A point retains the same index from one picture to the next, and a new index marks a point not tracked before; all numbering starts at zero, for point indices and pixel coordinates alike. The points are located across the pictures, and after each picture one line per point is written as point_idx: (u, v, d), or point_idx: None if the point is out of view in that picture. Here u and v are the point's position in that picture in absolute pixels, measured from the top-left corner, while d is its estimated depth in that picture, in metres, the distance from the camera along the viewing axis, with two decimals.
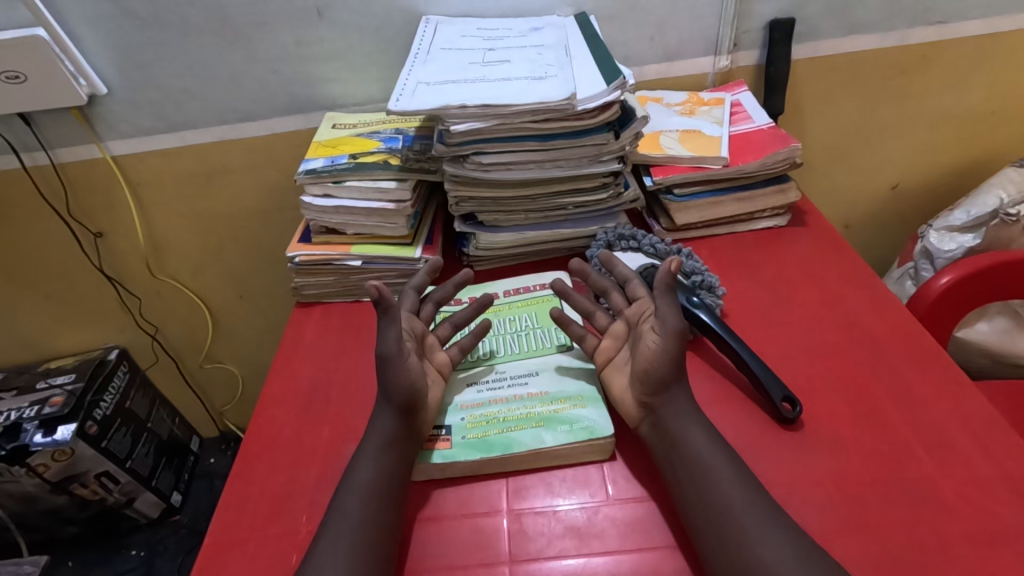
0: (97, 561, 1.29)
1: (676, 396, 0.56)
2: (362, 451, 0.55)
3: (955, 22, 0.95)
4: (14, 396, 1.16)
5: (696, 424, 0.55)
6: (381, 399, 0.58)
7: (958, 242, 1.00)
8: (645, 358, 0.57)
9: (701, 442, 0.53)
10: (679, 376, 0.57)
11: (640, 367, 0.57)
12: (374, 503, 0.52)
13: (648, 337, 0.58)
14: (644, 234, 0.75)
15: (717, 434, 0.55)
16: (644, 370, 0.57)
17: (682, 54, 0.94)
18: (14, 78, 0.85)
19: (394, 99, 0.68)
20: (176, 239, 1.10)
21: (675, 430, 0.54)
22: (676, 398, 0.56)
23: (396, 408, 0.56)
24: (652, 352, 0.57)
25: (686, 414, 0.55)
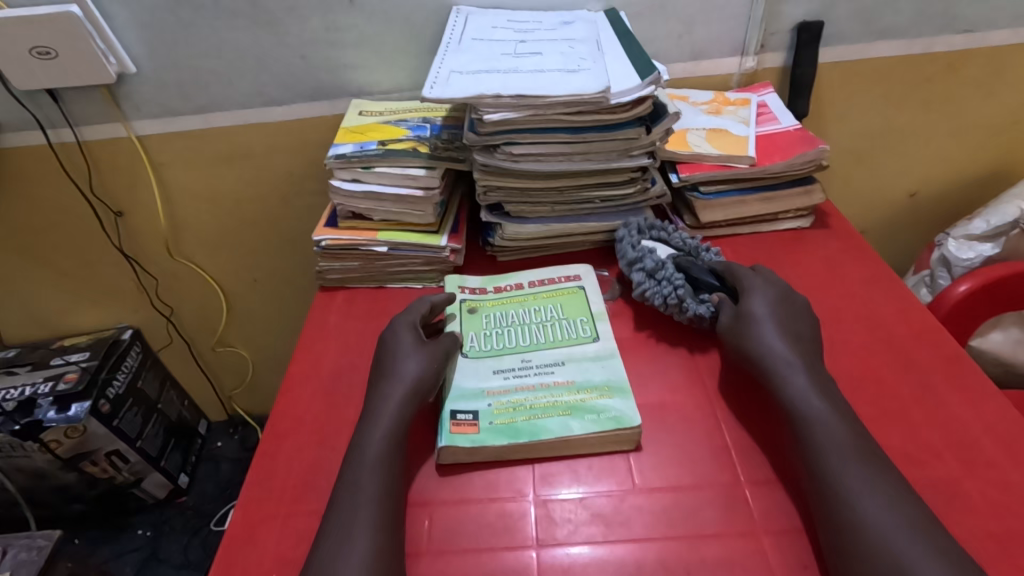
0: (103, 539, 1.30)
1: (799, 373, 0.57)
2: (370, 428, 0.56)
3: (982, 32, 0.95)
4: (29, 372, 1.16)
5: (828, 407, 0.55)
6: (390, 378, 0.60)
7: (977, 251, 1.00)
8: (759, 341, 0.60)
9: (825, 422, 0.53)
10: (800, 354, 0.59)
11: (757, 352, 0.59)
12: (384, 479, 0.52)
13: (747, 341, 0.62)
14: (666, 228, 0.75)
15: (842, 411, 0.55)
16: (763, 354, 0.59)
17: (708, 54, 0.94)
18: (45, 54, 0.85)
19: (428, 87, 0.68)
20: (196, 221, 1.10)
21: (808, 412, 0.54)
22: (800, 377, 0.57)
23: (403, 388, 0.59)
24: (767, 334, 0.60)
25: (808, 389, 0.56)
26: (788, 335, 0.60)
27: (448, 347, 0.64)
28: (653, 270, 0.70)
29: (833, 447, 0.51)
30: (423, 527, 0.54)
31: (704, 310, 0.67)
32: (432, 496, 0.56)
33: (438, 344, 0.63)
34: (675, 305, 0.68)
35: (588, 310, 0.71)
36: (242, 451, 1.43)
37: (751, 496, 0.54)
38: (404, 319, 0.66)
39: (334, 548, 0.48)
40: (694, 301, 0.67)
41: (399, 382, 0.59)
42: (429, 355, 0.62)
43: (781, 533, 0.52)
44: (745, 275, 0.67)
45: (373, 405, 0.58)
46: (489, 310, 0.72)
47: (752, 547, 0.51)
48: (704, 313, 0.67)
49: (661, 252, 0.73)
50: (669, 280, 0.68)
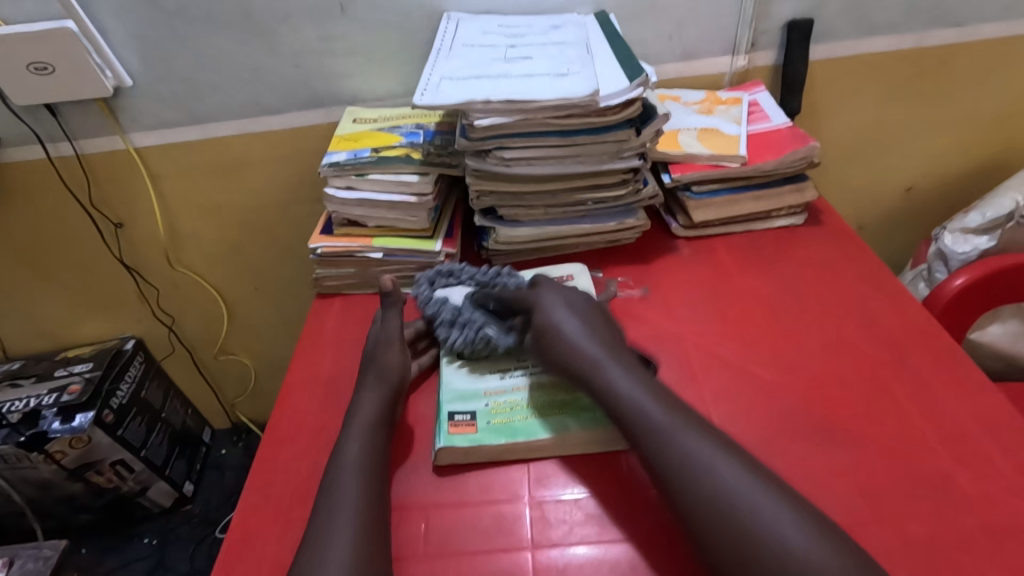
0: (110, 548, 1.30)
1: (611, 365, 0.57)
2: (350, 429, 0.57)
3: (973, 25, 0.96)
4: (33, 384, 1.17)
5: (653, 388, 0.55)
6: (370, 382, 0.62)
7: (973, 244, 1.00)
8: (567, 346, 0.60)
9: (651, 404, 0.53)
10: (608, 348, 0.59)
11: (566, 358, 0.59)
12: (366, 479, 0.53)
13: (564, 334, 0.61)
14: (460, 268, 0.73)
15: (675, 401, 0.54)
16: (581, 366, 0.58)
17: (699, 54, 0.95)
18: (42, 70, 0.86)
19: (419, 94, 0.68)
20: (195, 231, 1.11)
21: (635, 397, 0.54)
22: (611, 367, 0.57)
23: (383, 389, 0.61)
24: (574, 336, 0.60)
25: (622, 376, 0.56)
26: (595, 335, 0.60)
27: (391, 336, 0.66)
28: (451, 319, 0.67)
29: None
30: (420, 530, 0.54)
31: (503, 339, 0.65)
32: (430, 499, 0.57)
33: (383, 335, 0.66)
34: (480, 340, 0.65)
35: None
36: (245, 458, 1.44)
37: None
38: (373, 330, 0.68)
39: (319, 543, 0.48)
40: (500, 334, 0.66)
41: (378, 383, 0.61)
42: (383, 349, 0.65)
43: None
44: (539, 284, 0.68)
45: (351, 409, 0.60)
46: None
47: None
48: (509, 340, 0.65)
49: (456, 298, 0.70)
50: (471, 323, 0.66)
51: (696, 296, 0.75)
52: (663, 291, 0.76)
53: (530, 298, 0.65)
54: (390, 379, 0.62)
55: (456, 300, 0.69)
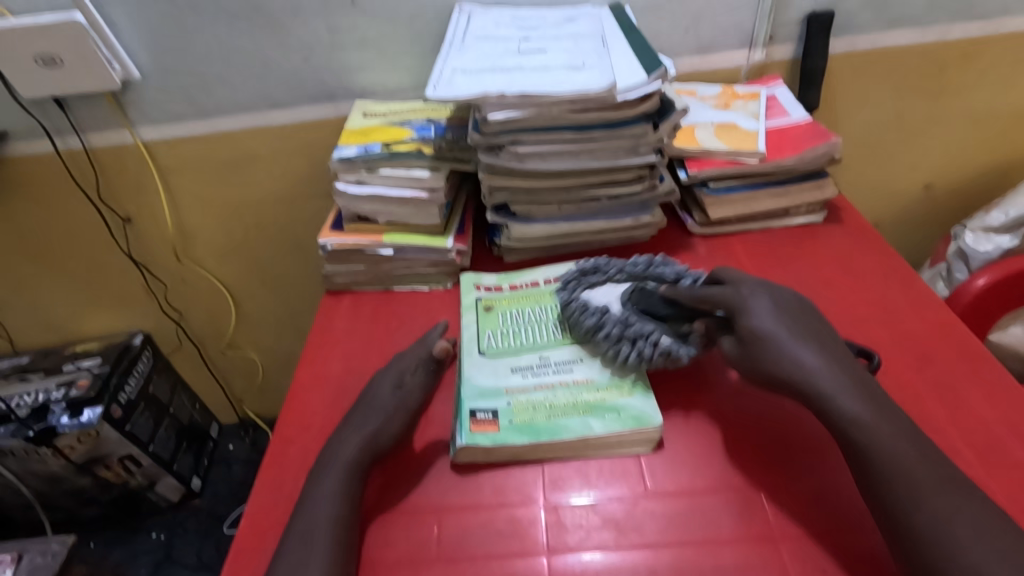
0: (117, 542, 1.30)
1: (791, 343, 0.57)
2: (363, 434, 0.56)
3: (998, 18, 0.93)
4: (42, 378, 1.17)
5: (822, 352, 0.57)
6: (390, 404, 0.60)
7: (995, 244, 0.98)
8: (790, 357, 0.56)
9: (806, 356, 0.56)
10: (788, 327, 0.58)
11: (751, 332, 0.58)
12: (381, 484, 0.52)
13: (757, 314, 0.59)
14: (606, 263, 0.71)
15: (832, 355, 0.57)
16: (797, 372, 0.55)
17: (716, 47, 0.93)
18: (50, 62, 0.85)
19: (431, 87, 0.67)
20: (202, 226, 1.10)
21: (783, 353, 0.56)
22: (794, 346, 0.56)
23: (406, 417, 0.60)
24: (761, 314, 0.59)
25: (816, 361, 0.55)
26: (808, 339, 0.58)
27: (405, 397, 0.61)
28: (618, 334, 0.62)
29: (874, 400, 0.53)
30: (433, 533, 0.53)
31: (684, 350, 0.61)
32: (442, 500, 0.55)
33: (395, 396, 0.61)
34: (662, 354, 0.61)
35: None
36: (254, 454, 1.44)
37: (817, 474, 0.55)
38: (378, 378, 0.64)
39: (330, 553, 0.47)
40: (676, 344, 0.62)
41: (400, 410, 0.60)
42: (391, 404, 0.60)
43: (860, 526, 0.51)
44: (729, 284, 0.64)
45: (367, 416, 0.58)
46: (505, 308, 0.72)
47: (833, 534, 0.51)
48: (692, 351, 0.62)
49: (614, 306, 0.67)
50: (642, 335, 0.62)
51: None
52: None
53: (730, 301, 0.61)
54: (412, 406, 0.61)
55: (617, 307, 0.66)
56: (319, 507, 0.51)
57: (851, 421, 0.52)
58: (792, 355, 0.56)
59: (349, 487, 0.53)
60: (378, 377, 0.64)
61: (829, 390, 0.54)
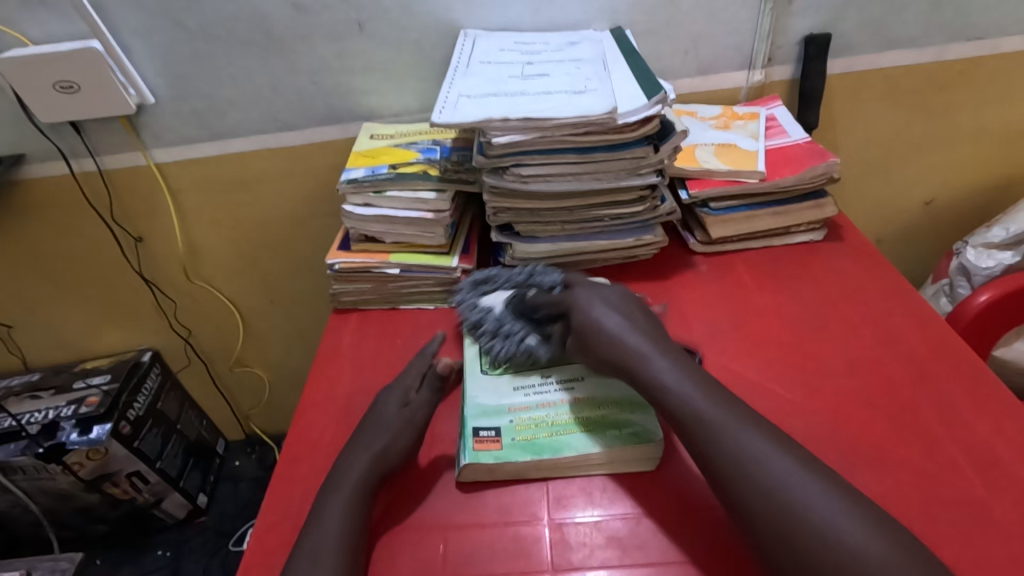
0: (124, 560, 1.31)
1: (656, 357, 0.57)
2: (370, 452, 0.58)
3: (993, 38, 0.95)
4: (52, 395, 1.19)
5: (696, 380, 0.55)
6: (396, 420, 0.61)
7: (997, 260, 0.99)
8: (650, 371, 0.56)
9: (697, 398, 0.53)
10: (651, 340, 0.59)
11: (612, 353, 0.59)
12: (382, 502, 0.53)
13: (603, 324, 0.61)
14: (496, 273, 0.75)
15: (693, 368, 0.56)
16: (655, 388, 0.55)
17: (715, 68, 0.95)
18: (68, 88, 0.88)
19: (437, 112, 0.69)
20: (212, 245, 1.12)
21: (650, 371, 0.56)
22: (659, 360, 0.56)
23: (413, 432, 0.61)
24: (612, 330, 0.60)
25: (669, 367, 0.56)
26: (635, 328, 0.60)
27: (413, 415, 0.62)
28: (493, 330, 0.68)
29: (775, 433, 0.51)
30: (439, 551, 0.54)
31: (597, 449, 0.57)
32: (448, 519, 0.56)
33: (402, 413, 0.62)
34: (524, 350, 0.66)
35: None
36: (259, 471, 1.45)
37: None
38: (383, 395, 0.65)
39: None
40: (537, 344, 0.66)
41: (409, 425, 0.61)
42: (397, 422, 0.61)
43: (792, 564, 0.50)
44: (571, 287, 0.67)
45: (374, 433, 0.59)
46: None
47: (759, 570, 0.50)
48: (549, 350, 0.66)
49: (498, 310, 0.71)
50: (512, 334, 0.67)
51: (714, 313, 0.74)
52: (681, 307, 0.76)
53: (566, 300, 0.65)
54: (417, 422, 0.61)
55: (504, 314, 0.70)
56: (327, 524, 0.52)
57: (749, 457, 0.49)
58: (681, 392, 0.54)
59: (355, 505, 0.54)
60: (381, 395, 0.65)
61: (717, 424, 0.51)
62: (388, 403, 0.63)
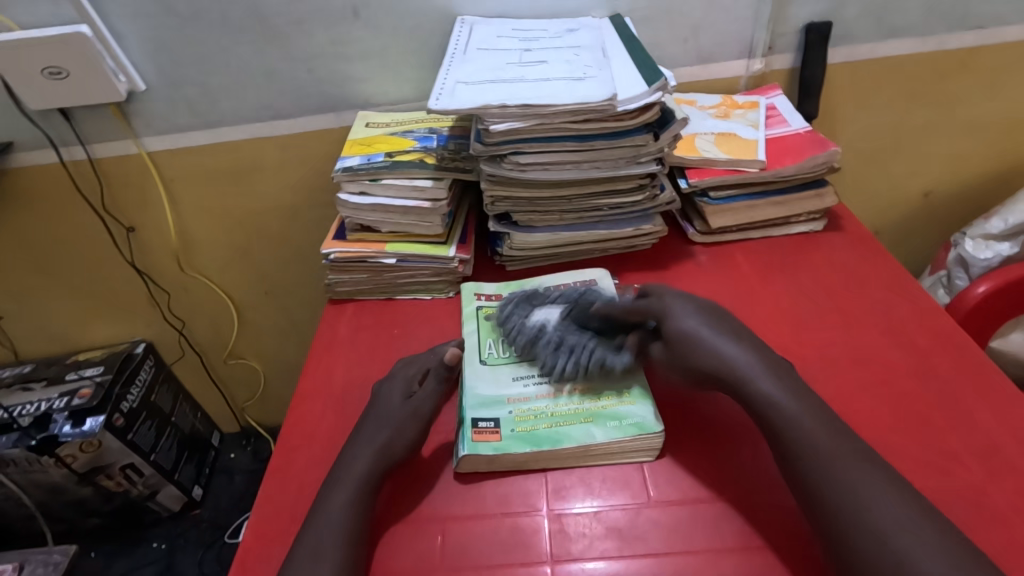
0: (118, 552, 1.30)
1: (735, 341, 0.58)
2: (366, 443, 0.57)
3: (995, 28, 0.94)
4: (44, 387, 1.17)
5: (727, 332, 0.59)
6: (399, 413, 0.60)
7: (995, 251, 0.99)
8: (711, 348, 0.57)
9: (723, 344, 0.57)
10: (728, 331, 0.59)
11: (712, 362, 0.57)
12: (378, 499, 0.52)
13: (678, 321, 0.60)
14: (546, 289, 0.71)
15: (759, 349, 0.58)
16: (727, 366, 0.56)
17: (715, 57, 0.94)
18: (56, 74, 0.86)
19: (434, 98, 0.68)
20: (205, 235, 1.11)
21: (677, 325, 0.60)
22: (729, 342, 0.57)
23: (419, 424, 0.59)
24: (707, 339, 0.58)
25: (738, 351, 0.57)
26: (737, 340, 0.58)
27: (422, 408, 0.60)
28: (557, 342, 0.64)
29: (796, 388, 0.55)
30: (436, 543, 0.53)
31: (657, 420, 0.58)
32: (446, 510, 0.56)
33: (411, 405, 0.60)
34: (599, 363, 0.61)
35: None
36: (255, 463, 1.44)
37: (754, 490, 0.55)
38: (387, 386, 0.63)
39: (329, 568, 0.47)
40: (613, 354, 0.62)
41: (416, 416, 0.60)
42: (404, 415, 0.59)
43: (809, 541, 0.51)
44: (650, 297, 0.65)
45: (371, 428, 0.59)
46: None
47: (759, 562, 0.50)
48: (626, 360, 0.61)
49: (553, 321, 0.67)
50: (579, 348, 0.62)
51: (714, 303, 0.74)
52: None
53: (652, 309, 0.63)
54: (425, 414, 0.60)
55: (552, 325, 0.66)
56: (324, 516, 0.51)
57: (769, 403, 0.53)
58: (711, 342, 0.58)
59: (352, 495, 0.53)
60: (384, 386, 0.63)
61: None
62: (393, 394, 0.62)
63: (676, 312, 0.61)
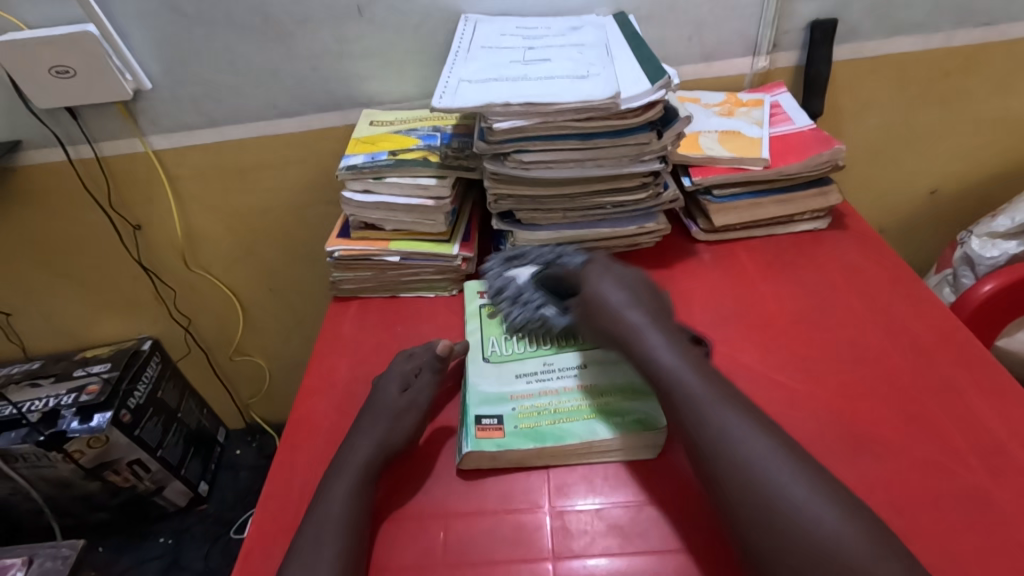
0: (125, 547, 1.31)
1: (651, 331, 0.57)
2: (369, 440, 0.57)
3: (1002, 24, 0.93)
4: (52, 384, 1.19)
5: (649, 322, 0.58)
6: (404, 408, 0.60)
7: (1001, 249, 0.98)
8: (642, 349, 0.56)
9: (663, 350, 0.55)
10: (651, 317, 0.59)
11: (610, 328, 0.60)
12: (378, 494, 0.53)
13: (605, 291, 0.62)
14: (528, 250, 0.75)
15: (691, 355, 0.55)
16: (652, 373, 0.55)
17: (720, 55, 0.93)
18: (64, 73, 0.87)
19: (437, 97, 0.68)
20: (210, 232, 1.11)
21: (592, 289, 0.63)
22: (652, 333, 0.57)
23: (416, 414, 0.60)
24: (618, 308, 0.60)
25: (671, 355, 0.55)
26: (655, 321, 0.58)
27: (419, 401, 0.61)
28: (512, 297, 0.71)
29: None
30: (439, 539, 0.54)
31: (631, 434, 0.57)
32: (449, 506, 0.56)
33: (410, 398, 0.61)
34: (538, 319, 0.68)
35: None
36: (260, 459, 1.45)
37: None
38: (386, 379, 0.64)
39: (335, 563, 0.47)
40: (555, 314, 0.68)
41: (415, 407, 0.61)
42: (403, 409, 0.60)
43: None
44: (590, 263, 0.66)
45: (376, 424, 0.59)
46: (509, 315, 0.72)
47: None
48: (561, 318, 0.67)
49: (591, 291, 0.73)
50: (531, 302, 0.69)
51: (717, 301, 0.74)
52: (683, 296, 0.75)
53: (579, 275, 0.66)
54: (423, 404, 0.61)
55: (523, 280, 0.73)
56: (329, 510, 0.52)
57: None
58: (634, 331, 0.58)
59: (355, 491, 0.53)
60: (382, 378, 0.64)
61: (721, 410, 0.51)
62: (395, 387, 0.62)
63: (598, 285, 0.62)
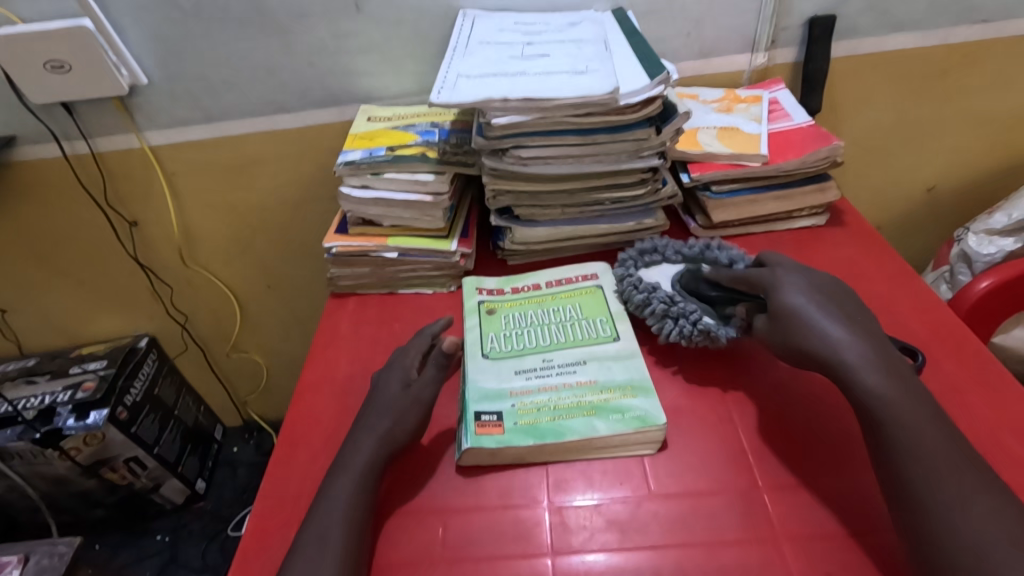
0: (122, 544, 1.31)
1: (835, 322, 0.55)
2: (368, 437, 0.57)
3: (1000, 21, 0.93)
4: (48, 381, 1.18)
5: (835, 316, 0.56)
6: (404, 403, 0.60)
7: (998, 246, 0.98)
8: (815, 329, 0.55)
9: (827, 323, 0.55)
10: (850, 327, 0.55)
11: (813, 346, 0.55)
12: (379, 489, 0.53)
13: (789, 295, 0.58)
14: (664, 244, 0.74)
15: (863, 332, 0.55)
16: (825, 352, 0.54)
17: (718, 51, 0.93)
18: (59, 68, 0.86)
19: (435, 92, 0.68)
20: (207, 229, 1.11)
21: (789, 301, 0.58)
22: (823, 320, 0.56)
23: (419, 410, 0.59)
24: (820, 322, 0.55)
25: (844, 333, 0.55)
26: (841, 318, 0.56)
27: (423, 398, 0.60)
28: (545, 376, 0.62)
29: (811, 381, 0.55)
30: (438, 534, 0.54)
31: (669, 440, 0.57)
32: (448, 502, 0.56)
33: (413, 395, 0.60)
34: (700, 332, 0.64)
35: (608, 310, 0.70)
36: (258, 456, 1.44)
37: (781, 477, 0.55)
38: (387, 373, 0.63)
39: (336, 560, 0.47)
40: (717, 325, 0.64)
41: (417, 403, 0.60)
42: (405, 406, 0.59)
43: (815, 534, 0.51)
44: (769, 266, 0.64)
45: (373, 421, 0.59)
46: (508, 311, 0.72)
47: (761, 554, 0.50)
48: (732, 332, 0.63)
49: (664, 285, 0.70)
50: (686, 314, 0.65)
51: None
52: None
53: (764, 279, 0.62)
54: (426, 401, 0.60)
55: (666, 286, 0.69)
56: (327, 507, 0.52)
57: None
58: (815, 320, 0.56)
59: (353, 487, 0.53)
60: (383, 372, 0.64)
61: None
62: (397, 382, 0.62)
63: (784, 287, 0.59)
